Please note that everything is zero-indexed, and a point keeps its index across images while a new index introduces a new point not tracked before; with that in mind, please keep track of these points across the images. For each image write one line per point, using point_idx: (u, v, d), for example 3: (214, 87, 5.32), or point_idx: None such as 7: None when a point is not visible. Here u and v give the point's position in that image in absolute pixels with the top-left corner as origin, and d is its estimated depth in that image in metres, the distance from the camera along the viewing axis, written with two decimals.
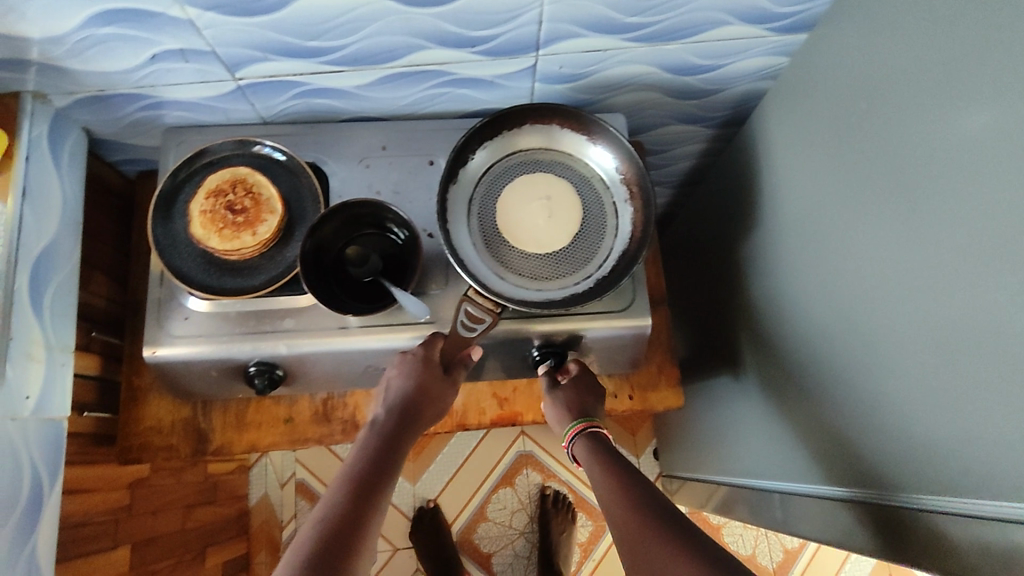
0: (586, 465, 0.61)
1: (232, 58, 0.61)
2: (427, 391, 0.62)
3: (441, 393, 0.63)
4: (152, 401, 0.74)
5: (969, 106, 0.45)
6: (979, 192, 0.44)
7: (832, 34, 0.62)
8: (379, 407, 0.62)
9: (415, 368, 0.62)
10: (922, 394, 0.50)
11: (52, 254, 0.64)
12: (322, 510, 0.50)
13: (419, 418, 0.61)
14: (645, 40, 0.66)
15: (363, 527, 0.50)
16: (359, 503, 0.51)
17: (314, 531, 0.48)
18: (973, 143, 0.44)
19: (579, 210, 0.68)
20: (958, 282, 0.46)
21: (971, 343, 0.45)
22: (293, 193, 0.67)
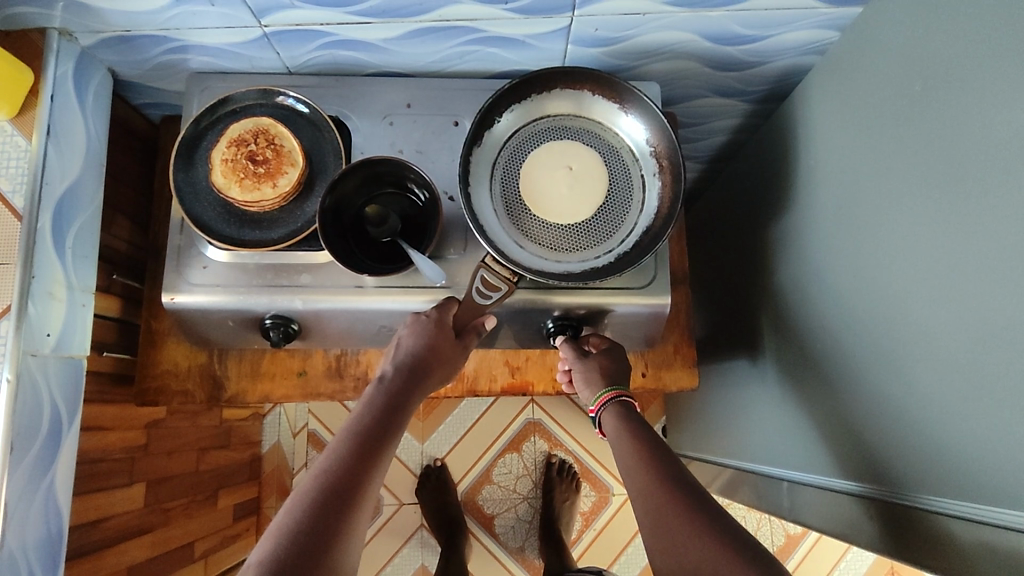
0: (613, 433, 0.59)
1: (258, 4, 0.60)
2: (437, 354, 0.61)
3: (451, 357, 0.63)
4: (170, 345, 0.75)
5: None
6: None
7: (887, 9, 0.58)
8: (388, 363, 0.62)
9: (427, 329, 0.62)
10: (945, 395, 0.48)
11: (76, 194, 0.64)
12: (324, 460, 0.51)
13: (427, 378, 0.61)
14: (687, 5, 0.63)
15: (365, 481, 0.50)
16: (361, 457, 0.51)
17: (316, 482, 0.49)
18: None
19: (605, 182, 0.66)
20: (993, 284, 0.44)
21: (1001, 349, 0.43)
22: (316, 147, 0.66)
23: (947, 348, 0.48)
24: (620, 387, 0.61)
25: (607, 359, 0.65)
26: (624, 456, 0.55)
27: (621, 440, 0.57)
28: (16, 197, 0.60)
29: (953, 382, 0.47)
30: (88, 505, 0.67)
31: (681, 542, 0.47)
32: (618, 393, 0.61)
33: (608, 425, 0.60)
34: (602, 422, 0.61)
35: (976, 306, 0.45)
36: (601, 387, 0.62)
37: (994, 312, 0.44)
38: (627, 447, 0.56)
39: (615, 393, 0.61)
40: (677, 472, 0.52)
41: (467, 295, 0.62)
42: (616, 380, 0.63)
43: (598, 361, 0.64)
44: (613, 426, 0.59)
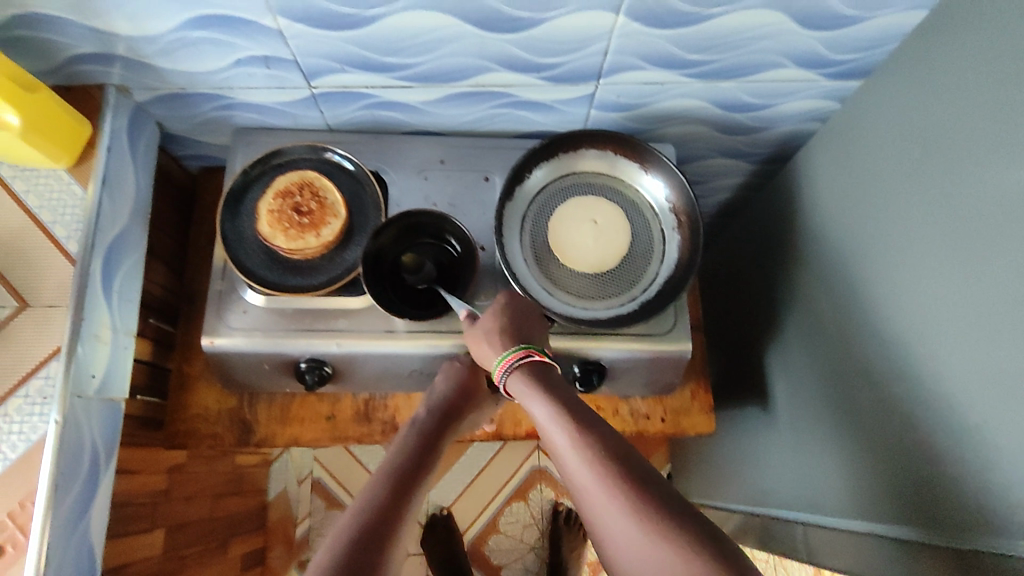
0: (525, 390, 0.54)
1: (312, 68, 0.65)
2: (469, 397, 0.66)
3: (480, 401, 0.68)
4: (202, 389, 0.77)
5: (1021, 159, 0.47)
6: None
7: (884, 83, 0.64)
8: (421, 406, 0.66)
9: (460, 373, 0.67)
10: (968, 436, 0.52)
11: (124, 241, 0.67)
12: (372, 486, 0.53)
13: (460, 420, 0.65)
14: (702, 76, 0.69)
15: (408, 508, 0.52)
16: (405, 486, 0.54)
17: (364, 507, 0.51)
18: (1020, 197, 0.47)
19: (628, 234, 0.71)
20: (1001, 330, 0.48)
21: (1014, 392, 0.47)
22: (357, 200, 0.70)
23: (967, 390, 0.51)
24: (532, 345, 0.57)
25: (512, 319, 0.60)
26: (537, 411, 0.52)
27: (533, 396, 0.53)
28: (70, 243, 0.62)
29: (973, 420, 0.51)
30: (115, 551, 0.67)
31: (597, 500, 0.45)
32: (528, 351, 0.56)
33: (535, 406, 0.52)
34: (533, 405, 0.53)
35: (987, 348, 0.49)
36: (512, 346, 0.57)
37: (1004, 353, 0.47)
38: (534, 398, 0.53)
39: (526, 351, 0.56)
40: (580, 414, 0.50)
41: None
42: (529, 339, 0.59)
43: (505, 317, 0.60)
44: (524, 388, 0.54)
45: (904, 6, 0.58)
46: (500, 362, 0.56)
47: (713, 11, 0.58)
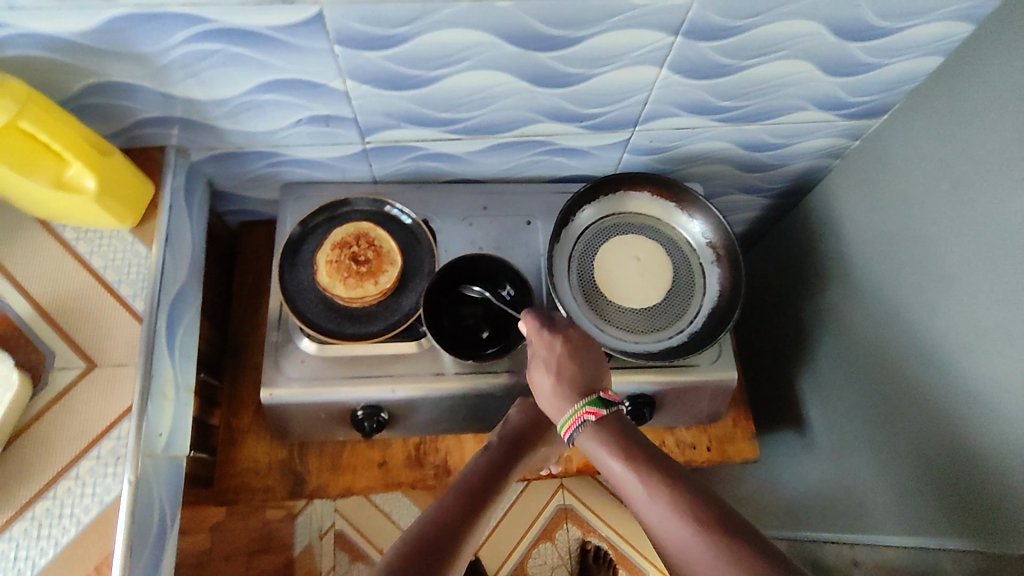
0: (597, 450, 0.54)
1: (369, 125, 0.68)
2: (540, 432, 0.65)
3: (550, 435, 0.67)
4: (250, 442, 0.76)
5: None
6: None
7: (901, 122, 0.70)
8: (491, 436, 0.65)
9: (532, 407, 0.67)
10: (1016, 444, 0.55)
11: (183, 296, 0.68)
12: (437, 507, 0.53)
13: (530, 454, 0.65)
14: (730, 121, 0.74)
15: (471, 531, 0.52)
16: (469, 510, 0.54)
17: (427, 525, 0.51)
18: None
19: (670, 270, 0.74)
20: None
21: None
22: (411, 249, 0.72)
23: (1010, 403, 0.55)
24: (598, 402, 0.55)
25: (569, 372, 0.58)
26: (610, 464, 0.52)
27: (606, 452, 0.53)
28: (137, 300, 0.63)
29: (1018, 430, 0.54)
30: None
31: (698, 561, 0.44)
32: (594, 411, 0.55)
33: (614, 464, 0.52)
34: (611, 464, 0.52)
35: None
36: (575, 403, 0.56)
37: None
38: (605, 453, 0.53)
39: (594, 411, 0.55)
40: (655, 464, 0.51)
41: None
42: (591, 388, 0.57)
43: (559, 370, 0.58)
44: (592, 444, 0.54)
45: (920, 53, 0.64)
46: (566, 423, 0.56)
47: (749, 62, 0.63)
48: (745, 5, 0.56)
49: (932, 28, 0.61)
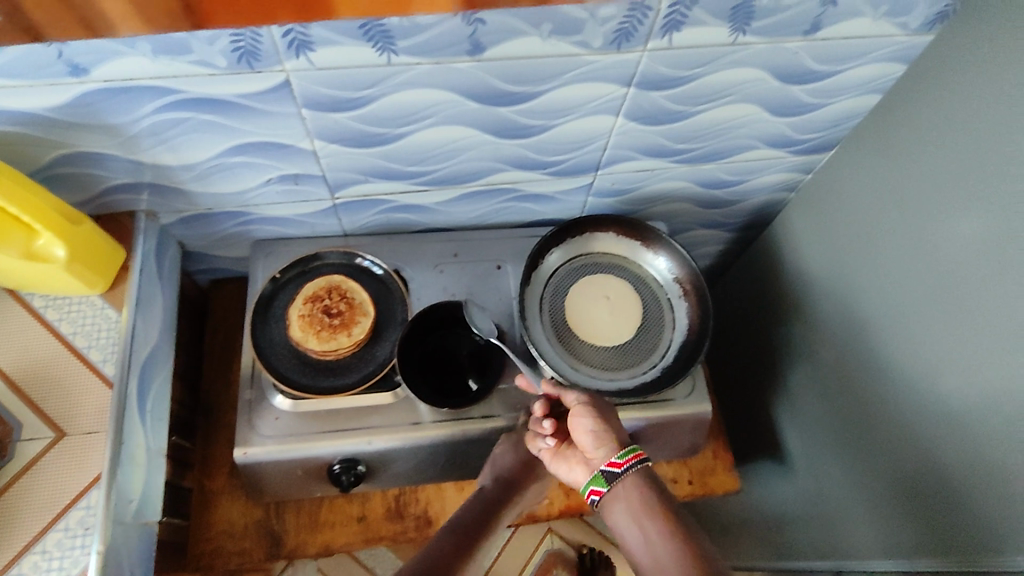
0: (622, 507, 0.57)
1: (337, 181, 0.69)
2: (529, 469, 0.70)
3: (539, 474, 0.72)
4: (225, 504, 0.75)
5: (982, 212, 0.55)
6: (1004, 287, 0.53)
7: (846, 157, 0.74)
8: (484, 476, 0.70)
9: (520, 444, 0.70)
10: (981, 461, 0.56)
11: (155, 359, 0.67)
12: (430, 547, 0.57)
13: (522, 489, 0.71)
14: (687, 162, 0.77)
15: (464, 563, 0.57)
16: (461, 551, 0.57)
17: (419, 559, 0.55)
18: (991, 242, 0.54)
19: (640, 307, 0.75)
20: (998, 360, 0.54)
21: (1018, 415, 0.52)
22: (383, 298, 0.73)
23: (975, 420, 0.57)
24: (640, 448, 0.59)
25: (611, 418, 0.63)
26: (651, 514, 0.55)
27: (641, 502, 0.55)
28: (107, 365, 0.62)
29: (983, 446, 0.56)
30: None
31: None
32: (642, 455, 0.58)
33: (635, 527, 0.55)
34: (636, 526, 0.54)
35: (988, 380, 0.55)
36: (620, 449, 0.60)
37: (1005, 384, 0.53)
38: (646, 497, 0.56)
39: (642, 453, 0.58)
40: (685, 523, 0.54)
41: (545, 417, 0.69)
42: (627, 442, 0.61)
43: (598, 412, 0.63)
44: (630, 488, 0.57)
45: (857, 93, 0.68)
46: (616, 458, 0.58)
47: (700, 108, 0.67)
48: (690, 58, 0.59)
49: (868, 69, 0.65)
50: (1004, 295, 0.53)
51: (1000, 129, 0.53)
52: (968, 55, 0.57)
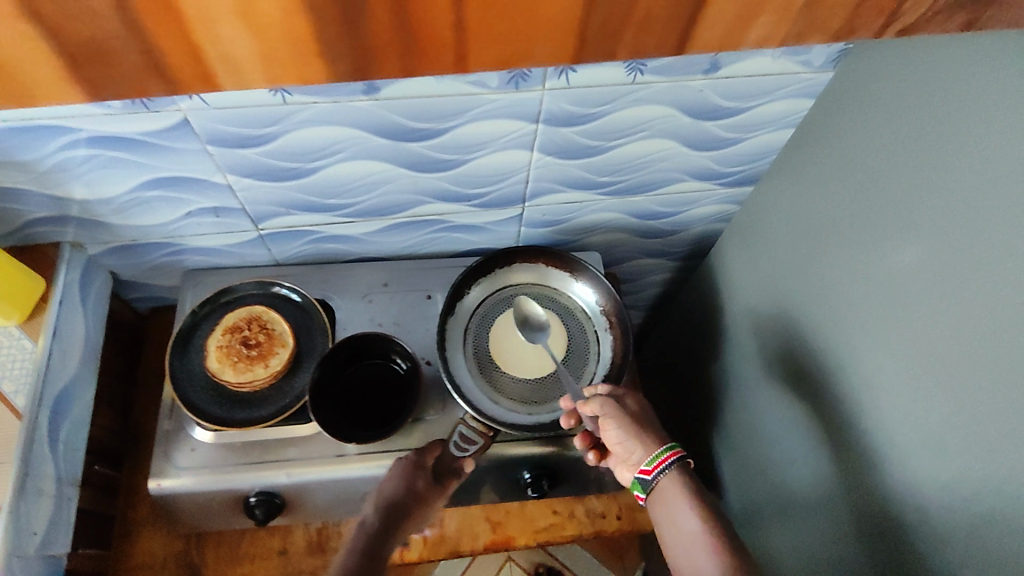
0: (674, 502, 0.61)
1: (258, 213, 0.70)
2: (415, 498, 0.63)
3: (431, 497, 0.64)
4: (146, 535, 0.75)
5: (883, 250, 0.55)
6: (906, 326, 0.52)
7: (770, 189, 0.74)
8: (368, 506, 0.63)
9: (405, 473, 0.64)
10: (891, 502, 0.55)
11: (72, 389, 0.67)
12: None
13: (413, 517, 0.64)
14: (615, 194, 0.78)
15: None
16: None
17: None
18: (892, 279, 0.54)
19: (565, 339, 0.75)
20: (902, 400, 0.53)
21: (921, 456, 0.51)
22: (305, 328, 0.73)
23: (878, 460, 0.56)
24: (679, 445, 0.63)
25: (641, 421, 0.64)
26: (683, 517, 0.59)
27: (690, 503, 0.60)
28: (18, 396, 0.62)
29: (888, 487, 0.55)
30: None
31: None
32: (680, 452, 0.63)
33: (679, 514, 0.60)
34: (664, 508, 0.61)
35: (888, 420, 0.54)
36: (655, 448, 0.63)
37: (904, 424, 0.53)
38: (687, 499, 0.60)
39: (676, 451, 0.63)
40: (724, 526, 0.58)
41: (445, 446, 0.66)
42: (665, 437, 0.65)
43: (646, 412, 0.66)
44: (675, 488, 0.61)
45: (772, 128, 0.69)
46: (656, 460, 0.62)
47: (614, 142, 0.67)
48: (593, 96, 0.60)
49: (778, 106, 0.66)
50: (904, 334, 0.52)
51: (892, 170, 0.53)
52: (866, 95, 0.57)
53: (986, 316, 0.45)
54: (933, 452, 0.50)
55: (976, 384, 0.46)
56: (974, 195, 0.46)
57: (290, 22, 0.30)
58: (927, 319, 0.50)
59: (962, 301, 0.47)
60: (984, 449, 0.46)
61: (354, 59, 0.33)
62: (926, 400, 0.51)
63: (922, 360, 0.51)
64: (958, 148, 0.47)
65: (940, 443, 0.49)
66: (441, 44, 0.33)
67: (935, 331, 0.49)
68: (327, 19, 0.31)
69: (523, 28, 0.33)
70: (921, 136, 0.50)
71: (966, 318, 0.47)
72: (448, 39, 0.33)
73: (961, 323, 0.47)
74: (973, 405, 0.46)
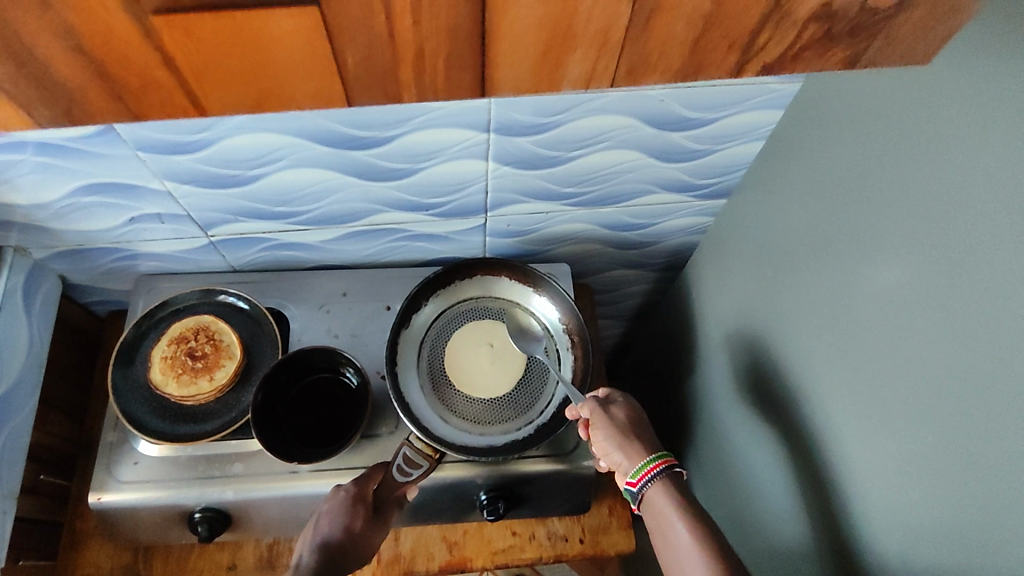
0: (662, 506, 0.56)
1: (206, 220, 0.68)
2: (356, 533, 0.59)
3: (373, 534, 0.60)
4: (93, 547, 0.73)
5: (857, 275, 0.51)
6: (877, 362, 0.49)
7: (745, 203, 0.70)
8: (304, 550, 0.58)
9: (346, 506, 0.60)
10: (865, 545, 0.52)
11: (13, 398, 0.66)
12: None
13: (354, 556, 0.59)
14: (582, 205, 0.74)
15: None
16: None
17: None
18: (867, 306, 0.50)
19: (524, 356, 0.72)
20: (877, 437, 0.50)
21: (896, 500, 0.48)
22: (254, 340, 0.71)
23: (851, 494, 0.53)
24: (668, 453, 0.59)
25: (636, 430, 0.62)
26: (677, 530, 0.54)
27: (681, 516, 0.55)
28: None
29: (861, 524, 0.52)
30: None
31: None
32: (670, 461, 0.59)
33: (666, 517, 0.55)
34: (654, 513, 0.57)
35: (862, 452, 0.51)
36: (645, 455, 0.60)
37: (877, 460, 0.50)
38: (677, 511, 0.55)
39: (666, 460, 0.59)
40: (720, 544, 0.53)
41: (388, 471, 0.63)
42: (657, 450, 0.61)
43: (637, 418, 0.63)
44: (666, 500, 0.56)
45: (745, 140, 0.66)
46: (642, 469, 0.59)
47: (574, 153, 0.64)
48: (548, 105, 0.57)
49: (748, 116, 0.62)
50: (878, 368, 0.49)
51: (868, 190, 0.50)
52: (841, 109, 0.53)
53: (958, 354, 0.42)
54: (905, 491, 0.47)
55: (949, 426, 0.43)
56: (951, 224, 0.43)
57: (6, 79, 0.34)
58: (898, 355, 0.47)
59: (935, 338, 0.43)
60: (960, 495, 0.43)
61: (70, 110, 0.36)
62: (899, 439, 0.47)
63: (894, 394, 0.47)
64: (937, 171, 0.44)
65: (914, 483, 0.46)
66: (172, 95, 0.36)
67: (906, 365, 0.46)
68: (39, 75, 0.34)
69: (268, 74, 0.35)
70: (898, 156, 0.47)
71: (937, 356, 0.43)
72: (176, 90, 0.36)
73: (932, 360, 0.44)
74: (946, 448, 0.43)
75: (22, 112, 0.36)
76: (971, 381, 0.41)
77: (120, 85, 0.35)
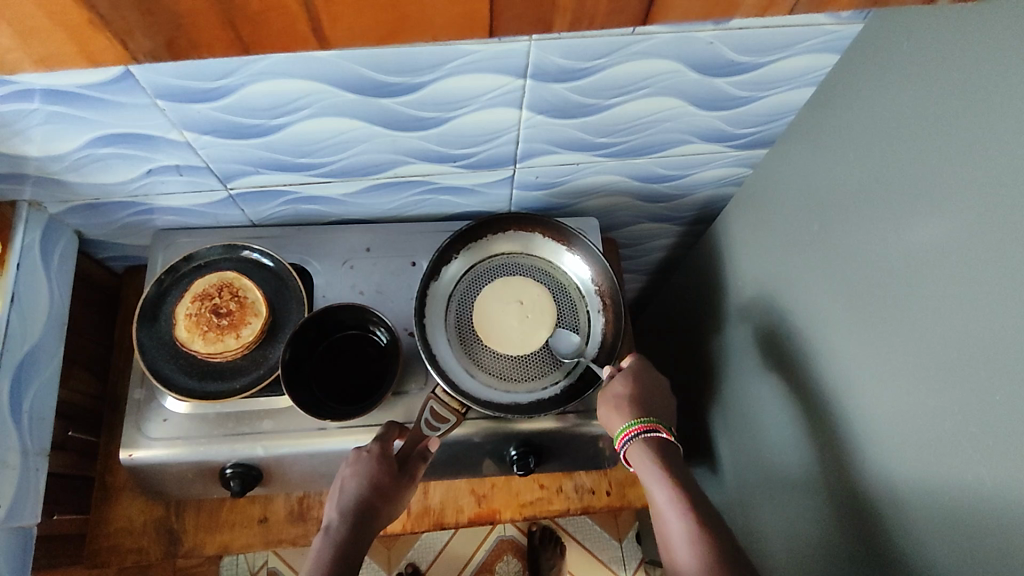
0: (643, 469, 0.59)
1: (225, 172, 0.65)
2: (381, 494, 0.58)
3: (399, 491, 0.60)
4: (125, 501, 0.73)
5: (901, 223, 0.49)
6: (916, 319, 0.47)
7: (785, 154, 0.67)
8: (333, 511, 0.58)
9: (370, 467, 0.59)
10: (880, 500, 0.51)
11: (36, 357, 0.65)
12: None
13: (383, 515, 0.59)
14: (613, 156, 0.71)
15: None
16: None
17: None
18: (912, 257, 0.47)
19: (554, 314, 0.70)
20: (905, 392, 0.48)
21: (917, 454, 0.47)
22: (279, 296, 0.69)
23: (865, 452, 0.53)
24: (646, 421, 0.61)
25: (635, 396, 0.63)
26: (654, 494, 0.57)
27: (656, 480, 0.57)
28: None
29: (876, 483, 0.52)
30: None
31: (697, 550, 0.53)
32: (651, 427, 0.61)
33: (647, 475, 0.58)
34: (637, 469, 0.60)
35: (883, 407, 0.50)
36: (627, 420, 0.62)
37: (898, 415, 0.49)
38: (654, 472, 0.58)
39: (647, 426, 0.61)
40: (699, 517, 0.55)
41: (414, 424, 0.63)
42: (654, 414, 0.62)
43: (641, 389, 0.64)
44: (645, 463, 0.59)
45: (791, 86, 0.63)
46: (621, 433, 0.61)
47: (612, 100, 0.61)
48: (587, 48, 0.53)
49: (797, 61, 0.59)
50: (916, 324, 0.47)
51: (925, 138, 0.47)
52: (902, 51, 0.50)
53: (1001, 311, 0.40)
54: (926, 448, 0.46)
55: (978, 380, 0.42)
56: (1012, 173, 0.40)
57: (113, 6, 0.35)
58: (939, 311, 0.45)
59: (983, 295, 0.41)
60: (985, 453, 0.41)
61: (174, 39, 0.37)
62: (928, 395, 0.46)
63: (926, 348, 0.46)
64: (1001, 118, 0.41)
65: (931, 438, 0.46)
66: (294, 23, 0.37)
67: (948, 321, 0.44)
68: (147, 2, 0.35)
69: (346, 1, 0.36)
70: (960, 103, 0.44)
71: (979, 311, 0.42)
72: (301, 16, 0.37)
73: (972, 316, 0.42)
74: (976, 406, 0.42)
75: (119, 40, 0.37)
76: (1011, 336, 0.39)
77: (236, 11, 0.36)
